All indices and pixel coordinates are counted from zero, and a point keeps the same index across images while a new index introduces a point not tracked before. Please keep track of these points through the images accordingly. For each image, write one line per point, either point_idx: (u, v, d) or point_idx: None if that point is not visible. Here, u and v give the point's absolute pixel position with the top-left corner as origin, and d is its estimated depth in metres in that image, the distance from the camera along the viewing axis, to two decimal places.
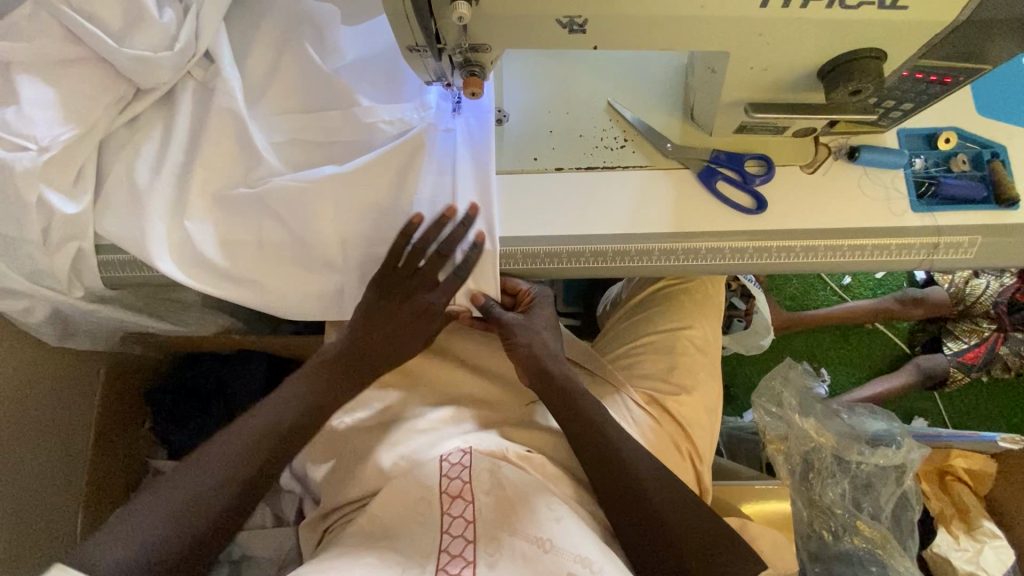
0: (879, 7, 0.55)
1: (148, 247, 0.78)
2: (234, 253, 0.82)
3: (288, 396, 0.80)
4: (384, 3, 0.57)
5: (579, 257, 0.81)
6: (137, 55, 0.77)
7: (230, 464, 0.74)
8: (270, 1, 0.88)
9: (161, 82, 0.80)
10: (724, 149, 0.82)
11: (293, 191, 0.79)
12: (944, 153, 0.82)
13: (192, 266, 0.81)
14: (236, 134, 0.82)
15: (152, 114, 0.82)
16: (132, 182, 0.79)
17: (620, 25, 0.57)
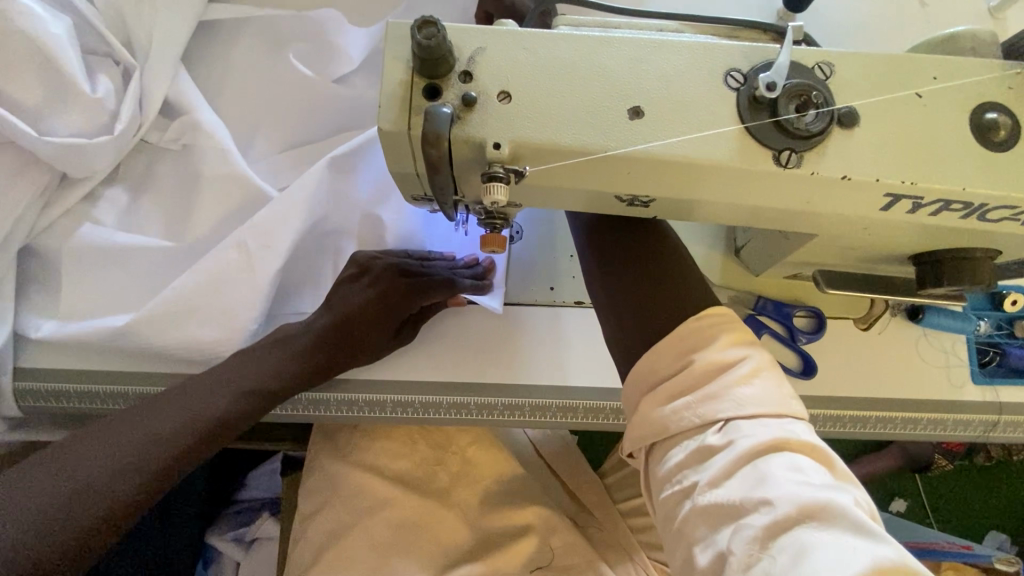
0: (1023, 223, 0.43)
1: (129, 341, 0.62)
2: (216, 294, 0.62)
3: (224, 374, 0.60)
4: (390, 155, 0.41)
5: (598, 413, 0.68)
6: (65, 144, 0.59)
7: (137, 447, 0.54)
8: (239, 27, 0.71)
9: (98, 167, 0.63)
10: (770, 296, 0.70)
11: (274, 211, 0.63)
12: (1009, 315, 0.72)
13: (168, 326, 0.61)
14: (228, 188, 0.65)
15: (85, 210, 0.64)
16: (81, 292, 0.63)
17: (694, 204, 0.43)
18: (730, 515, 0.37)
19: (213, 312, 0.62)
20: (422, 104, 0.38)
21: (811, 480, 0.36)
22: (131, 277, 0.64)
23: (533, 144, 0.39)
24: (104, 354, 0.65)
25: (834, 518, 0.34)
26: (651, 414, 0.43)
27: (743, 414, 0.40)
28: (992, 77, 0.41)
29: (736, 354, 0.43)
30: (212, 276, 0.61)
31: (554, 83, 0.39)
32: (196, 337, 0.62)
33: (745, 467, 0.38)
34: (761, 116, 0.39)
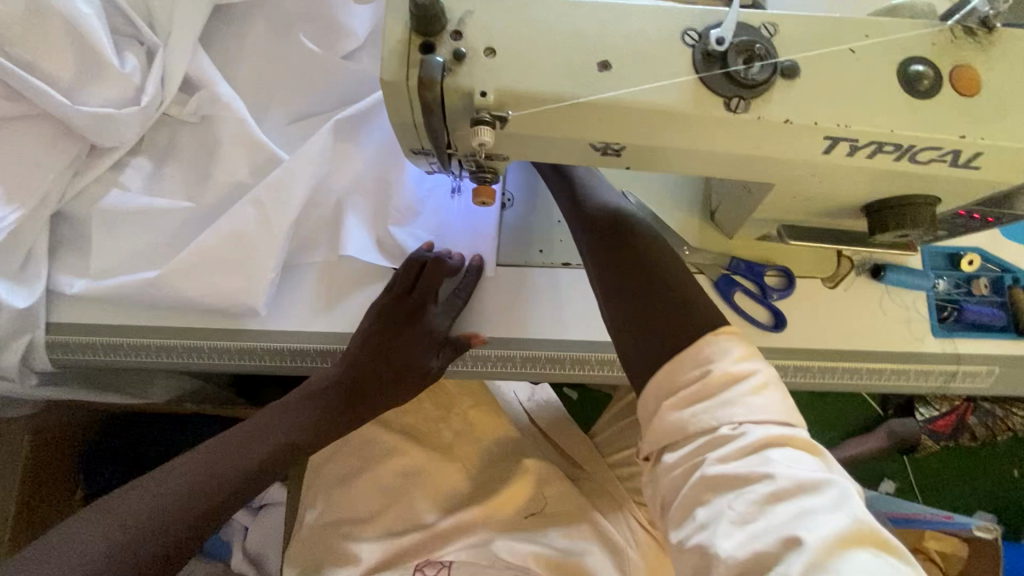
0: (950, 164, 0.49)
1: (159, 290, 0.68)
2: (238, 247, 0.69)
3: (274, 420, 0.69)
4: (391, 107, 0.47)
5: (584, 364, 0.73)
6: (96, 113, 0.66)
7: (202, 483, 0.61)
8: (249, 12, 0.78)
9: (127, 138, 0.70)
10: (744, 257, 0.75)
11: (286, 169, 0.70)
12: (967, 274, 0.78)
13: (194, 276, 0.68)
14: (245, 154, 0.72)
15: (114, 177, 0.72)
16: (112, 251, 0.70)
17: (659, 150, 0.49)
18: (737, 484, 0.43)
19: (235, 262, 0.68)
20: (418, 59, 0.44)
21: (807, 466, 0.43)
22: (155, 238, 0.71)
23: (515, 93, 0.44)
24: (131, 309, 0.71)
25: (824, 492, 0.42)
26: (667, 416, 0.48)
27: (754, 418, 0.46)
28: (916, 34, 0.47)
29: (745, 367, 0.48)
30: (234, 233, 0.68)
31: (533, 40, 0.45)
32: (220, 285, 0.68)
33: (753, 454, 0.44)
34: (712, 67, 0.44)
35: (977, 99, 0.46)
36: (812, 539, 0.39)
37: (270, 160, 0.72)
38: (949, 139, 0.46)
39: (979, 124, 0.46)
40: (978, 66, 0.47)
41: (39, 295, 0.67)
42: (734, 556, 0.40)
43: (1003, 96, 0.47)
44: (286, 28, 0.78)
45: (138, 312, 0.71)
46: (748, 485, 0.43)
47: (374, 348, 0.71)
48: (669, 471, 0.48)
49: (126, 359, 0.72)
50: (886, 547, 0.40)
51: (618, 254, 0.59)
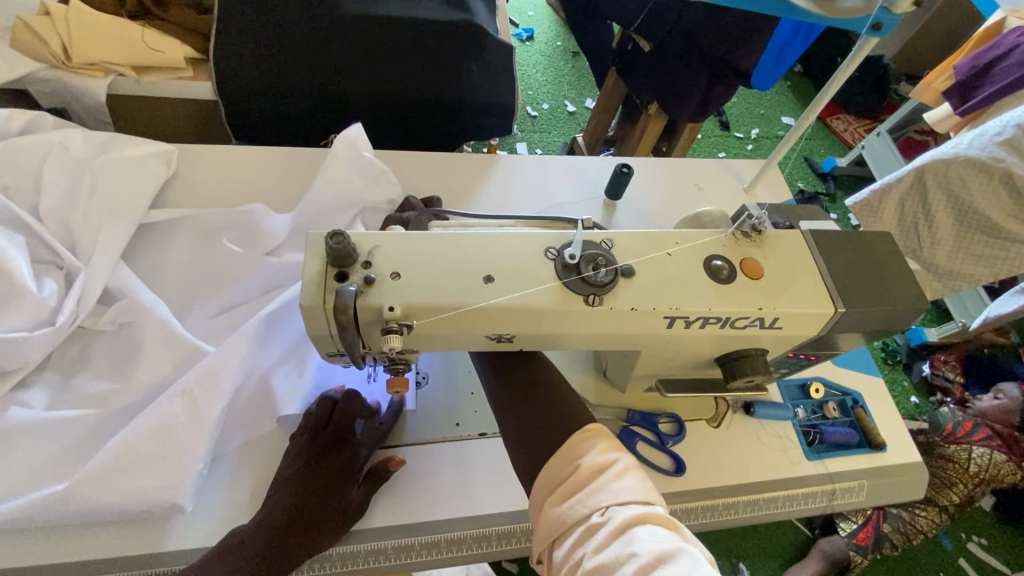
0: (760, 327, 0.64)
1: (63, 506, 0.63)
2: (165, 442, 0.67)
3: None
4: (308, 324, 0.54)
5: (508, 538, 0.74)
6: (6, 338, 0.67)
7: None
8: (172, 231, 0.86)
9: (30, 358, 0.69)
10: (637, 408, 0.85)
11: (217, 355, 0.72)
12: (817, 401, 0.92)
13: (112, 481, 0.64)
14: (163, 353, 0.74)
15: (13, 396, 0.69)
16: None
17: (541, 335, 0.60)
18: (611, 567, 0.49)
19: (159, 458, 0.67)
20: (333, 286, 0.53)
21: (662, 538, 0.50)
22: (51, 454, 0.67)
23: (417, 306, 0.54)
24: (27, 534, 0.66)
25: (678, 560, 0.48)
26: (553, 512, 0.56)
27: (619, 499, 0.54)
28: (711, 240, 0.64)
29: (609, 457, 0.59)
30: (158, 425, 0.67)
31: (429, 264, 0.56)
32: (142, 486, 0.65)
33: (621, 535, 0.51)
34: (571, 274, 0.57)
35: (763, 280, 0.63)
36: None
37: (194, 354, 0.74)
38: (752, 311, 0.61)
39: (770, 298, 0.62)
40: (758, 257, 0.64)
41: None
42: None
43: (780, 277, 0.64)
44: (208, 239, 0.86)
45: (32, 540, 0.66)
46: (617, 564, 0.49)
47: (292, 487, 0.70)
48: (563, 568, 0.54)
49: None
50: None
51: (516, 398, 0.69)
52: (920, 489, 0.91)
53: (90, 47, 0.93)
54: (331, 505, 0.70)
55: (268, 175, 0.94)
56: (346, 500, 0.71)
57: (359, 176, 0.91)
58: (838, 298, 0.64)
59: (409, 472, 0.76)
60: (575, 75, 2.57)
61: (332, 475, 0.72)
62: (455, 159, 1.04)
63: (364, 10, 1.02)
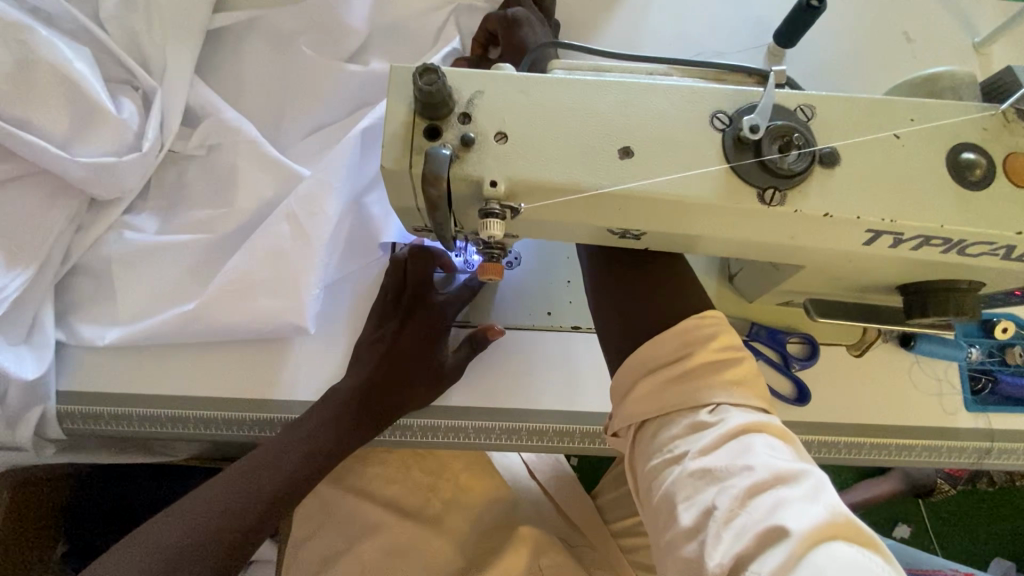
0: (1002, 257, 0.44)
1: (195, 326, 0.64)
2: (277, 265, 0.64)
3: (282, 444, 0.63)
4: (391, 190, 0.42)
5: (593, 438, 0.69)
6: (97, 163, 0.63)
7: (215, 518, 0.59)
8: (242, 53, 0.74)
9: (130, 186, 0.66)
10: (764, 323, 0.71)
11: (314, 181, 0.65)
12: (999, 342, 0.72)
13: (231, 302, 0.63)
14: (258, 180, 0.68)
15: (124, 221, 0.68)
16: (136, 295, 0.66)
17: (681, 236, 0.45)
18: (718, 475, 0.41)
19: (276, 282, 0.64)
20: (424, 143, 0.40)
21: (783, 455, 0.42)
22: (171, 277, 0.67)
23: (526, 181, 0.41)
24: (156, 355, 0.66)
25: (801, 483, 0.40)
26: (650, 393, 0.48)
27: (731, 400, 0.46)
28: (966, 119, 0.42)
29: (725, 352, 0.48)
30: (269, 250, 0.64)
31: (549, 120, 0.41)
32: (262, 309, 0.63)
33: (732, 440, 0.43)
34: (744, 156, 0.40)
35: None
36: (797, 527, 0.37)
37: (289, 178, 0.67)
38: (1004, 235, 0.42)
39: None
40: None
41: (48, 361, 0.63)
42: (720, 562, 0.38)
43: None
44: (284, 65, 0.74)
45: (150, 363, 0.67)
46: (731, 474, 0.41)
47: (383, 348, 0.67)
48: (651, 456, 0.46)
49: (143, 428, 0.67)
50: (867, 544, 0.38)
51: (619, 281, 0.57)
52: None
53: None
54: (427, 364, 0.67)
55: None
56: (438, 362, 0.68)
57: None
58: None
59: (494, 357, 0.69)
60: None
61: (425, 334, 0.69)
62: None
63: None
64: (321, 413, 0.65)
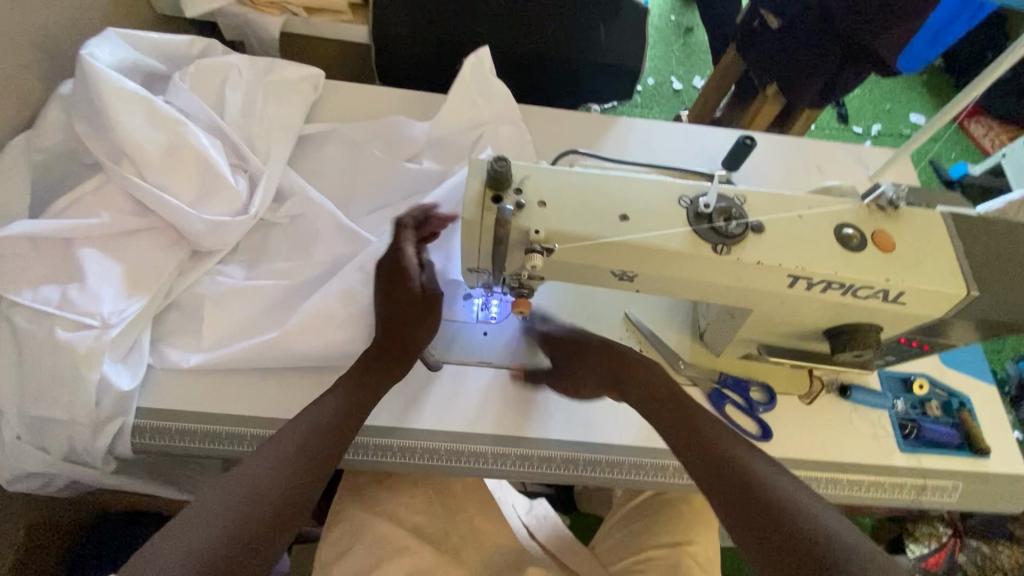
0: (883, 300, 0.64)
1: (273, 352, 0.78)
2: (347, 305, 0.80)
3: (327, 404, 0.71)
4: (463, 234, 0.62)
5: (594, 466, 0.81)
6: (213, 221, 0.81)
7: (278, 468, 0.64)
8: (324, 153, 0.97)
9: (230, 240, 0.84)
10: (730, 373, 0.88)
11: (383, 244, 0.82)
12: (920, 397, 0.90)
13: (308, 335, 0.78)
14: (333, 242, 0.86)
15: (218, 269, 0.85)
16: (221, 326, 0.80)
17: (663, 278, 0.64)
18: None
19: (344, 318, 0.79)
20: (491, 204, 0.60)
21: None
22: (251, 314, 0.82)
23: (558, 232, 0.60)
24: (229, 378, 0.79)
25: None
26: None
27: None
28: (844, 209, 0.65)
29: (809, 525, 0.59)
30: (341, 291, 0.80)
31: (574, 194, 0.62)
32: (329, 339, 0.78)
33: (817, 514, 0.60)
34: (702, 222, 0.61)
35: (894, 254, 0.63)
36: None
37: (360, 242, 0.85)
38: (877, 282, 0.62)
39: (898, 272, 0.62)
40: (891, 231, 0.64)
41: (140, 377, 0.75)
42: None
43: (910, 254, 0.63)
44: (354, 161, 0.96)
45: (220, 385, 0.79)
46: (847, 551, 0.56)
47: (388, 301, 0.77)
48: None
49: (201, 447, 0.76)
50: None
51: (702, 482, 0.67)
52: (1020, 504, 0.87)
53: None
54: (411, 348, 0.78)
55: (409, 114, 1.03)
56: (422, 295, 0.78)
57: (488, 104, 0.99)
58: (976, 279, 0.63)
59: (511, 393, 0.83)
60: (686, 52, 2.50)
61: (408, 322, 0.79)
62: (577, 117, 1.08)
63: None
64: (336, 392, 0.73)
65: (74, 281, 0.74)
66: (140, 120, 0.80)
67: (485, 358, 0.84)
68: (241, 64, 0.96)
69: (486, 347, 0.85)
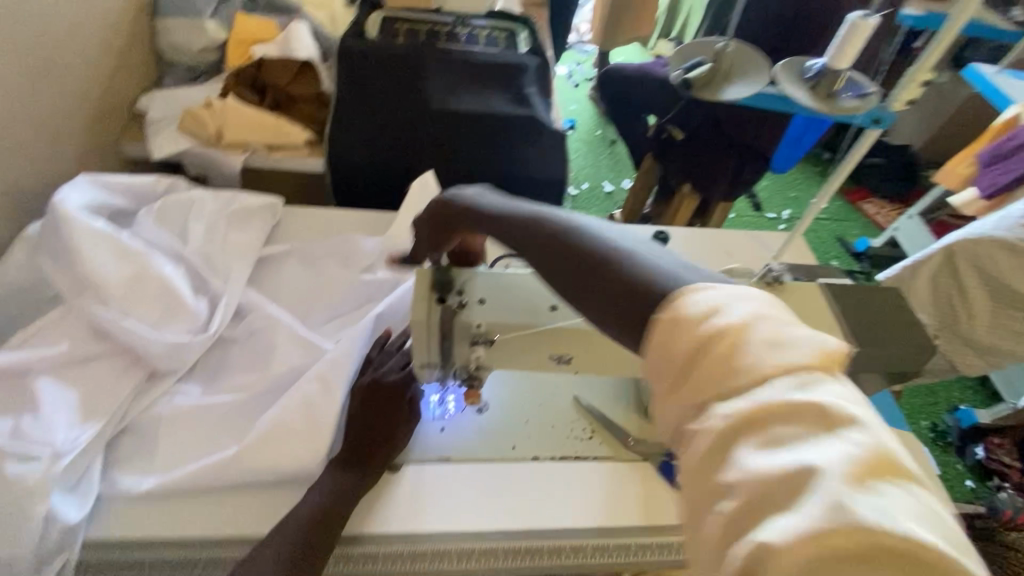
0: None
1: (231, 468, 0.78)
2: (306, 415, 0.81)
3: (316, 491, 0.76)
4: (412, 335, 0.68)
5: (558, 553, 0.83)
6: (174, 341, 0.84)
7: (281, 561, 0.70)
8: (283, 270, 1.05)
9: (188, 359, 0.86)
10: None
11: (337, 351, 0.86)
12: None
13: (267, 449, 0.79)
14: (295, 351, 0.89)
15: (174, 388, 0.86)
16: (177, 448, 0.81)
17: (596, 358, 0.72)
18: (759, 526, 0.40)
19: (303, 429, 0.81)
20: (436, 306, 0.68)
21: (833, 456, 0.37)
22: (207, 431, 0.83)
23: (496, 325, 0.68)
24: (182, 500, 0.78)
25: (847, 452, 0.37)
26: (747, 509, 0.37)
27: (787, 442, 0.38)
28: None
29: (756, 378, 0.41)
30: (300, 401, 0.82)
31: (507, 291, 0.70)
32: (289, 452, 0.79)
33: (822, 432, 0.38)
34: None
35: None
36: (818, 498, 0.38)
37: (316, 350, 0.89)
38: None
39: None
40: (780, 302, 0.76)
41: (87, 508, 0.74)
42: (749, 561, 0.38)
43: (797, 321, 0.75)
44: (312, 275, 1.04)
45: (172, 509, 0.77)
46: (792, 437, 0.38)
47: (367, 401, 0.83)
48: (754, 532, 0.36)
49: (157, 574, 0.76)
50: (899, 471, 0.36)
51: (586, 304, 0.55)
52: None
53: (234, 131, 1.19)
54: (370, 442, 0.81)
55: (362, 231, 1.13)
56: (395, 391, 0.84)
57: None
58: (858, 339, 0.74)
59: (471, 487, 0.85)
60: (614, 159, 2.84)
61: (370, 419, 0.82)
62: None
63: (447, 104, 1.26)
64: (321, 484, 0.77)
65: (26, 413, 0.75)
66: (108, 255, 0.86)
67: (443, 453, 0.88)
68: (204, 197, 1.05)
69: (443, 443, 0.89)
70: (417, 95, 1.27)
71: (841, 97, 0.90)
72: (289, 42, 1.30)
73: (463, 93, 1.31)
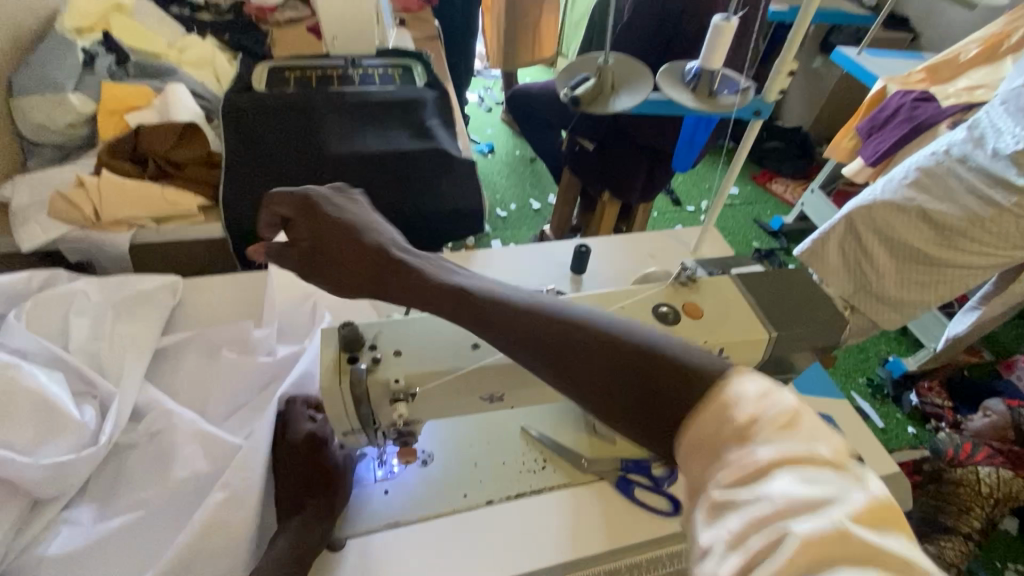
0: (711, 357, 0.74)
1: None
2: (217, 532, 0.71)
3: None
4: (327, 405, 0.63)
5: None
6: (56, 461, 0.75)
7: None
8: (186, 351, 0.98)
9: (79, 479, 0.77)
10: (629, 456, 0.92)
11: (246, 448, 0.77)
12: None
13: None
14: (202, 449, 0.81)
15: (65, 515, 0.76)
16: None
17: (526, 389, 0.70)
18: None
19: (218, 546, 0.71)
20: (347, 368, 0.63)
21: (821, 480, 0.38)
22: (110, 557, 0.73)
23: (415, 376, 0.64)
24: None
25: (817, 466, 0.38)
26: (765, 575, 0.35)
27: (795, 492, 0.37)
28: (655, 291, 0.77)
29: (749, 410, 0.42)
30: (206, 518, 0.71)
31: (422, 337, 0.67)
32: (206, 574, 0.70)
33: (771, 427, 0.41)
34: None
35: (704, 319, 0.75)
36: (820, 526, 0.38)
37: (226, 446, 0.81)
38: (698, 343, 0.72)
39: (712, 331, 0.73)
40: (696, 300, 0.77)
41: None
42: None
43: (717, 316, 0.75)
44: (217, 348, 0.97)
45: None
46: (737, 435, 0.41)
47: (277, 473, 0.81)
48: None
49: None
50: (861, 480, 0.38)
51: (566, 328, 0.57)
52: (907, 498, 0.97)
53: (116, 208, 1.10)
54: (308, 534, 0.73)
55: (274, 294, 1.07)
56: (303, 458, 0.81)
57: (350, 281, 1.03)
58: (774, 323, 0.75)
59: (425, 549, 0.79)
60: (536, 176, 2.89)
61: (296, 503, 0.78)
62: None
63: (345, 151, 1.23)
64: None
65: None
66: None
67: (390, 518, 0.82)
68: (84, 290, 0.95)
69: (390, 507, 0.83)
70: (314, 144, 1.23)
71: (720, 94, 0.95)
72: (165, 107, 1.22)
73: (362, 135, 1.28)
